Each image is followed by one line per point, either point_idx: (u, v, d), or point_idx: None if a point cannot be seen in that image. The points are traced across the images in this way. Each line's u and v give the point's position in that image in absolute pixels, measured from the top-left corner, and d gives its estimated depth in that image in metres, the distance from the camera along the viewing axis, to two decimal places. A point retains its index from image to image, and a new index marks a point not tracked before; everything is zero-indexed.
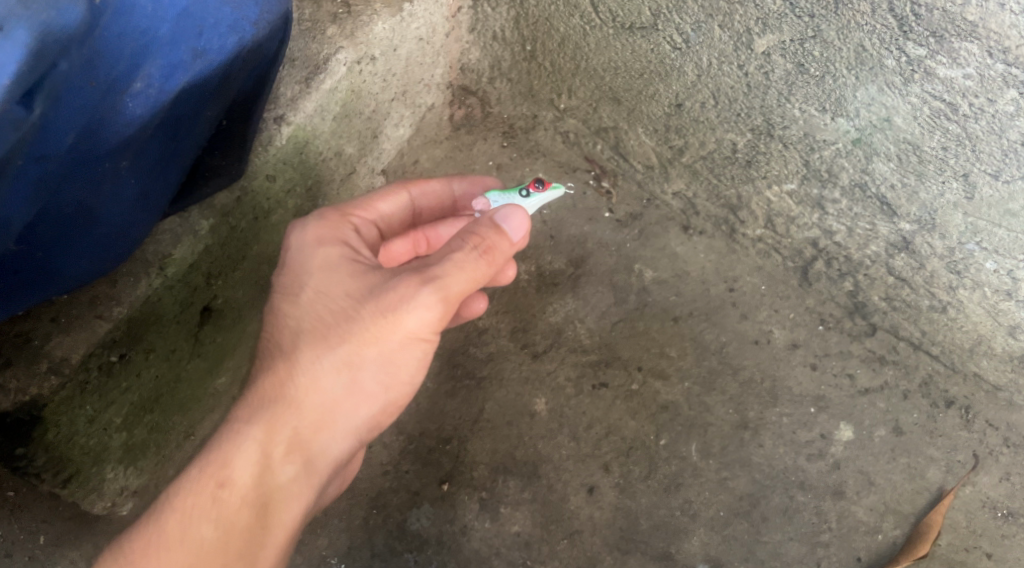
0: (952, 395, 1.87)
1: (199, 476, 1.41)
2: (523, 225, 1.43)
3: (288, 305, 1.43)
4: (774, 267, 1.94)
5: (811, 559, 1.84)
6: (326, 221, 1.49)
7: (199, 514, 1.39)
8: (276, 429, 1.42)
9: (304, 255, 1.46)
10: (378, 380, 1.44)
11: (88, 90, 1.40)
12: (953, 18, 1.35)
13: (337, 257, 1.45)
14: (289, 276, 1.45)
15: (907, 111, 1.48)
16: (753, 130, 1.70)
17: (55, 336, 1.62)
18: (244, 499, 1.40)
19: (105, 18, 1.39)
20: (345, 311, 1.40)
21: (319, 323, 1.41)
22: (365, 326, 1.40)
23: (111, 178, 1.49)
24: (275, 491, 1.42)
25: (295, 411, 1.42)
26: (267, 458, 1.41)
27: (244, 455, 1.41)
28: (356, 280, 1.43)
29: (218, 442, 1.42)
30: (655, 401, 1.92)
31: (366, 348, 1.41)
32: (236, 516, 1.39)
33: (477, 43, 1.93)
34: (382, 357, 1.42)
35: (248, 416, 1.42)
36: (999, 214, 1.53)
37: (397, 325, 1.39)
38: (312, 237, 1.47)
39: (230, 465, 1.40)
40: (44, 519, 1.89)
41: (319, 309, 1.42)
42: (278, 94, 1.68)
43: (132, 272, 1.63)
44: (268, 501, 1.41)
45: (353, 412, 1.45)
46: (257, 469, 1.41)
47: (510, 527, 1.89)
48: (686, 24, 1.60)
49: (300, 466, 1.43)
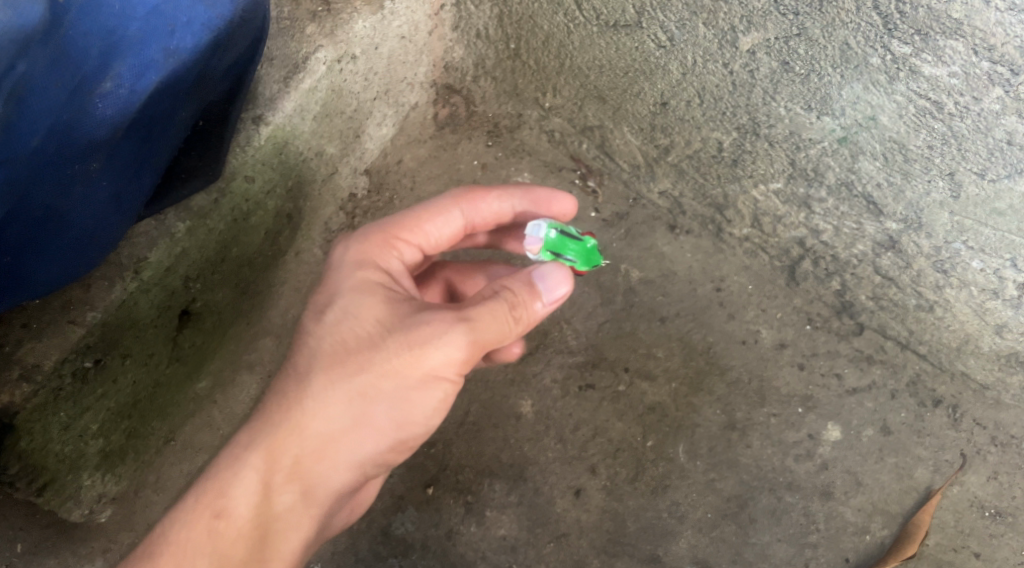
0: (939, 394, 1.85)
1: (197, 505, 1.41)
2: (567, 282, 1.42)
3: (314, 323, 1.42)
4: (762, 266, 1.91)
5: (800, 560, 1.83)
6: (372, 243, 1.48)
7: (194, 544, 1.39)
8: (278, 456, 1.41)
9: (341, 274, 1.45)
10: (392, 418, 1.42)
11: (53, 91, 1.39)
12: (938, 16, 1.33)
13: (374, 281, 1.43)
14: (321, 294, 1.44)
15: (893, 109, 1.46)
16: (738, 129, 1.68)
17: (27, 342, 1.60)
18: (240, 530, 1.41)
19: (70, 17, 1.40)
20: (369, 339, 1.39)
21: (339, 348, 1.40)
22: (387, 358, 1.38)
23: (83, 180, 1.48)
24: (273, 519, 1.42)
25: (299, 437, 1.40)
26: (267, 487, 1.41)
27: (244, 485, 1.41)
28: (386, 307, 1.41)
29: (219, 468, 1.42)
30: (642, 402, 1.90)
31: (382, 381, 1.39)
32: (230, 549, 1.40)
33: (461, 41, 1.90)
34: (399, 393, 1.40)
35: (251, 440, 1.41)
36: (986, 212, 1.52)
37: (420, 362, 1.37)
38: (353, 257, 1.46)
39: (229, 493, 1.41)
40: (21, 527, 1.84)
41: (342, 334, 1.40)
42: (257, 94, 1.65)
43: (107, 276, 1.61)
44: (266, 533, 1.42)
45: (360, 446, 1.42)
46: (256, 500, 1.41)
47: (496, 530, 1.88)
48: (670, 22, 1.58)
49: (299, 496, 1.42)
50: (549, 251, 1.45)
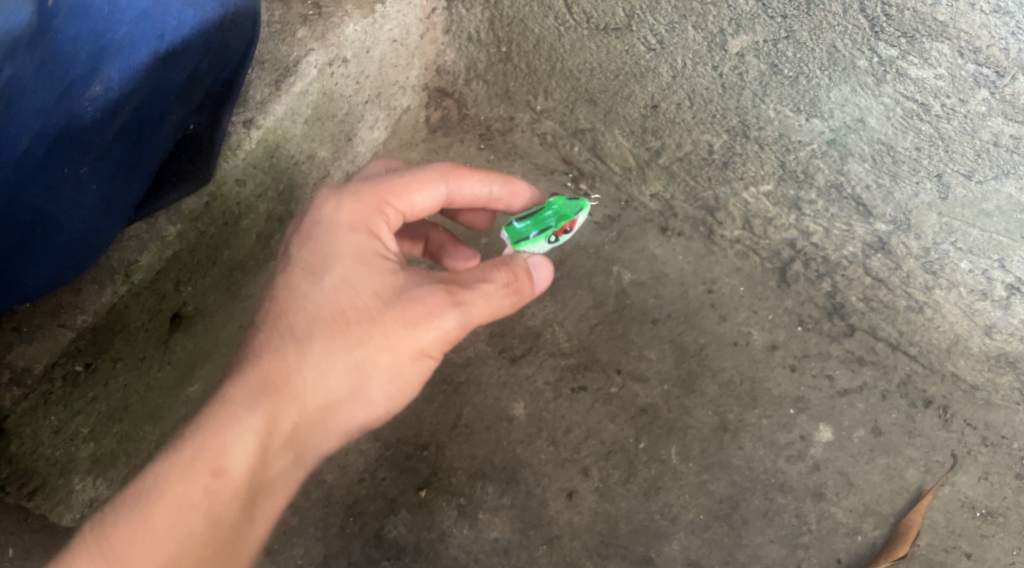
0: (930, 396, 1.86)
1: (192, 463, 1.36)
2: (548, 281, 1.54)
3: (310, 286, 1.41)
4: (752, 268, 1.92)
5: (792, 561, 1.84)
6: (363, 205, 1.45)
7: (189, 504, 1.36)
8: (276, 421, 1.41)
9: (336, 235, 1.43)
10: (384, 390, 1.45)
11: (42, 94, 1.41)
12: (924, 18, 1.35)
13: (371, 248, 1.43)
14: (315, 254, 1.42)
15: (880, 111, 1.47)
16: (728, 131, 1.69)
17: (17, 345, 1.61)
18: (235, 493, 1.38)
19: (58, 21, 1.42)
20: (369, 311, 1.40)
21: (340, 316, 1.40)
22: (386, 333, 1.40)
23: (72, 184, 1.48)
24: (266, 483, 1.42)
25: (297, 404, 1.41)
26: (263, 452, 1.40)
27: (241, 447, 1.38)
28: (384, 278, 1.42)
29: (212, 427, 1.38)
30: (634, 404, 1.91)
31: (381, 356, 1.41)
32: (225, 510, 1.38)
33: (452, 45, 1.90)
34: (394, 368, 1.43)
35: (248, 403, 1.39)
36: (973, 214, 1.53)
37: (416, 339, 1.41)
38: (348, 219, 1.44)
39: (226, 455, 1.38)
40: (13, 531, 1.78)
41: (341, 301, 1.40)
42: (248, 97, 1.65)
43: (97, 279, 1.61)
44: (257, 496, 1.41)
45: (351, 415, 1.46)
46: (253, 463, 1.39)
47: (489, 533, 1.88)
48: (660, 25, 1.59)
49: (290, 461, 1.44)
50: (523, 242, 1.54)
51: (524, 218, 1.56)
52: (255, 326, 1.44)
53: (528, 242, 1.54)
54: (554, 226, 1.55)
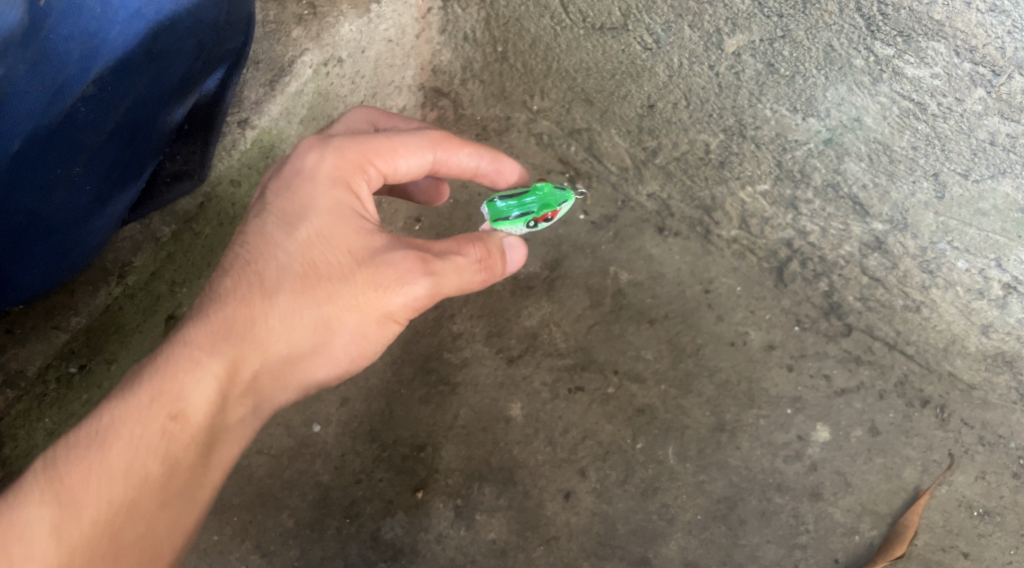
0: (927, 395, 1.85)
1: (152, 402, 1.35)
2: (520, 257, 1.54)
3: (284, 236, 1.41)
4: (749, 268, 1.91)
5: (789, 561, 1.84)
6: (346, 162, 1.44)
7: (146, 445, 1.34)
8: (239, 368, 1.40)
9: (314, 189, 1.43)
10: (347, 349, 1.46)
11: (34, 95, 1.42)
12: (919, 18, 1.35)
13: (347, 206, 1.43)
14: (292, 205, 1.42)
15: (877, 110, 1.47)
16: (725, 131, 1.68)
17: (11, 347, 1.65)
18: (192, 437, 1.37)
19: (51, 20, 1.40)
20: (341, 269, 1.41)
21: (311, 270, 1.41)
22: (356, 292, 1.41)
23: (65, 184, 1.49)
24: (223, 429, 1.41)
25: (260, 353, 1.41)
26: (223, 399, 1.39)
27: (201, 391, 1.37)
28: (358, 238, 1.42)
29: (175, 368, 1.37)
30: (632, 404, 1.91)
31: (348, 315, 1.42)
32: (182, 453, 1.37)
33: (449, 45, 1.88)
34: (359, 329, 1.44)
35: (213, 347, 1.38)
36: (970, 213, 1.53)
37: (384, 302, 1.42)
38: (329, 173, 1.43)
39: (187, 397, 1.36)
40: None
41: (314, 255, 1.41)
42: (243, 98, 1.64)
43: (92, 280, 1.66)
44: (214, 441, 1.40)
45: (312, 370, 1.47)
46: (212, 408, 1.38)
47: (486, 534, 1.88)
48: (656, 24, 1.59)
49: (248, 410, 1.44)
50: (501, 221, 1.55)
51: (507, 198, 1.56)
52: (223, 269, 1.43)
53: (505, 222, 1.55)
54: (535, 212, 1.56)
